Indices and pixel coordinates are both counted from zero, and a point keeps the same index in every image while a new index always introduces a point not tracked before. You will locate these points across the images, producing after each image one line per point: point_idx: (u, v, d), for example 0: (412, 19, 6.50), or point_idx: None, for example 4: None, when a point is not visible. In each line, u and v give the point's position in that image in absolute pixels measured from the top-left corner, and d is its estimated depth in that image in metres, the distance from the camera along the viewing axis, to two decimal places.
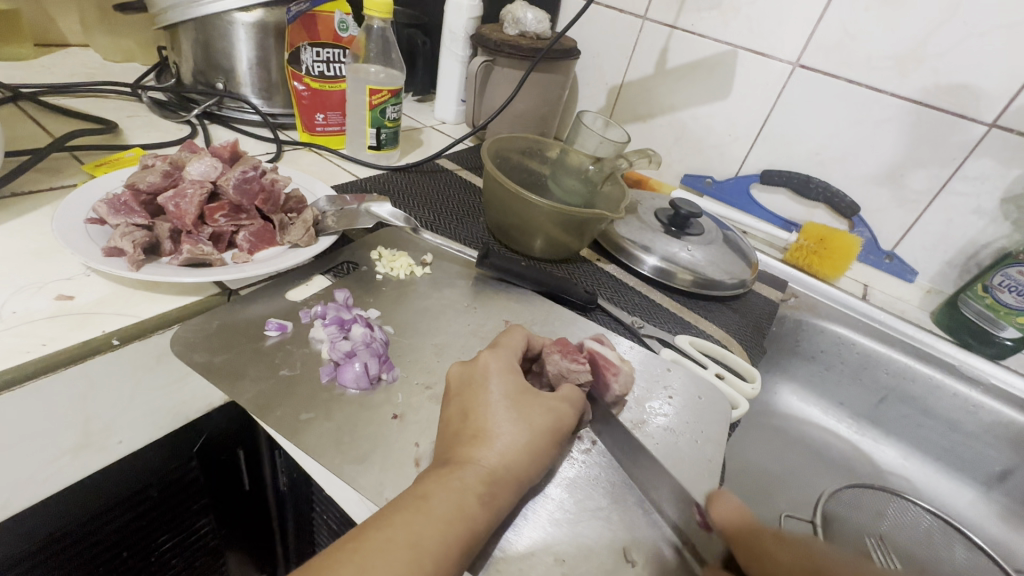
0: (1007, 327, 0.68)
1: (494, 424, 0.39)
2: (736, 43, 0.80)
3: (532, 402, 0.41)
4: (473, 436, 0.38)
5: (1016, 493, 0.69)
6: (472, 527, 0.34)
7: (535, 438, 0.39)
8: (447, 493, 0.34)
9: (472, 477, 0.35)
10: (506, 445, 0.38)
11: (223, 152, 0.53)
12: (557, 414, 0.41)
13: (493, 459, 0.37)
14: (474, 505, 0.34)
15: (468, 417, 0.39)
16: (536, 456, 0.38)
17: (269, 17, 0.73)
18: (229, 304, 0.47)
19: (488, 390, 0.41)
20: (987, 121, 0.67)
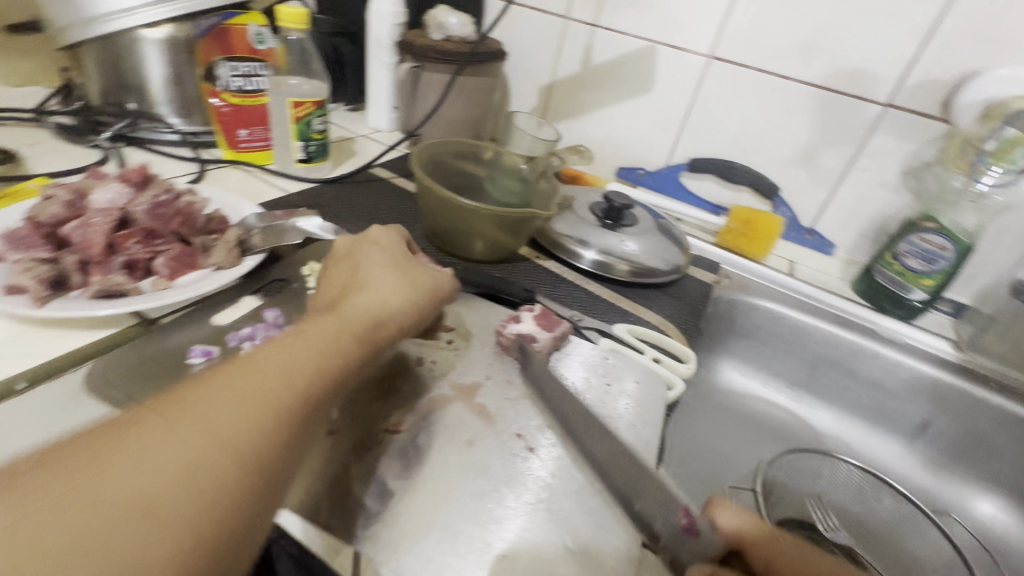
0: (915, 290, 0.74)
1: (371, 279, 0.43)
2: (654, 39, 0.83)
3: (398, 272, 0.45)
4: (350, 292, 0.42)
5: (936, 442, 0.75)
6: (347, 352, 0.37)
7: (410, 293, 0.43)
8: (319, 325, 0.38)
9: (349, 319, 0.39)
10: (383, 295, 0.42)
11: (133, 176, 0.50)
12: (423, 280, 0.46)
13: (368, 303, 0.41)
14: (348, 338, 0.38)
15: (348, 279, 0.44)
16: (411, 306, 0.43)
17: (180, 32, 0.70)
18: (150, 335, 0.45)
19: (365, 253, 0.46)
20: (883, 101, 0.73)
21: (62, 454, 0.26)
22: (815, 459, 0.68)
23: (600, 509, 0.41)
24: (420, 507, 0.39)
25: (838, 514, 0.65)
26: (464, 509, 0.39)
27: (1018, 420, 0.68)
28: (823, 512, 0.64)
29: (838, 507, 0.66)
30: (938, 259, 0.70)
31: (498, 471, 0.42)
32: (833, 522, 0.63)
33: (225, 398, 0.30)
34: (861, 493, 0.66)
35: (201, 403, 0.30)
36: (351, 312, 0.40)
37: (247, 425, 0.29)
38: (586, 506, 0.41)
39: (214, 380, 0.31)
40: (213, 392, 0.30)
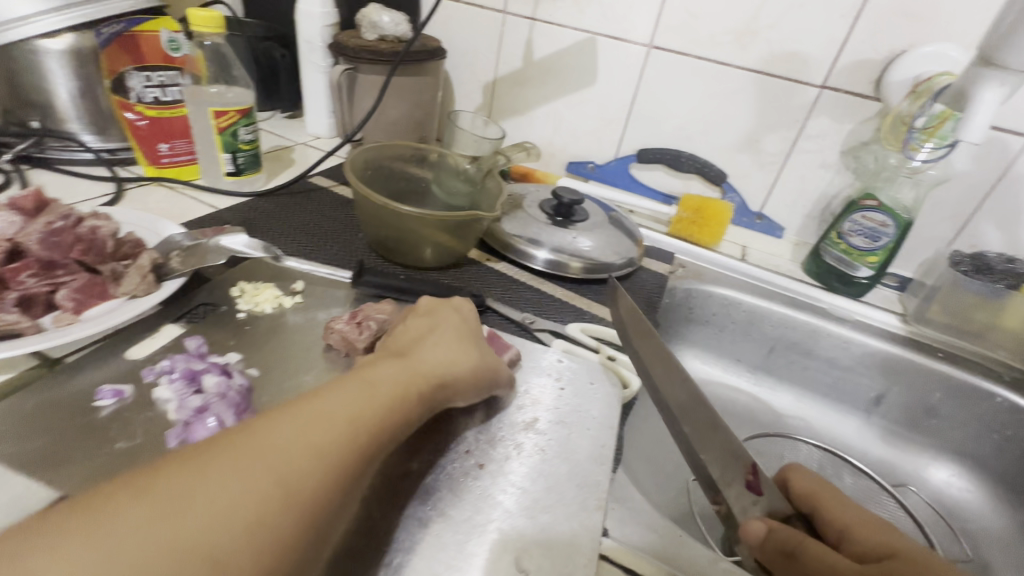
0: (860, 268, 0.75)
1: (443, 340, 0.41)
2: (594, 30, 0.82)
3: (466, 341, 0.43)
4: (424, 344, 0.40)
5: (891, 414, 0.77)
6: (411, 410, 0.34)
7: (476, 365, 0.41)
8: (393, 367, 0.35)
9: (418, 369, 0.36)
10: (452, 356, 0.40)
11: (25, 202, 0.46)
12: (490, 359, 0.43)
13: (437, 359, 0.38)
14: (417, 391, 0.35)
15: (425, 333, 0.42)
16: (469, 370, 0.40)
17: (83, 41, 0.65)
18: (52, 377, 0.40)
19: (441, 320, 0.44)
20: (819, 83, 0.73)
21: (126, 487, 0.25)
22: (775, 442, 0.70)
23: (560, 523, 0.39)
24: (361, 542, 0.36)
25: None
26: (406, 540, 0.36)
27: (964, 386, 0.70)
28: None
29: None
30: (880, 236, 0.72)
31: (446, 494, 0.40)
32: None
33: (281, 448, 0.27)
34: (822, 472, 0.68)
35: (260, 445, 0.27)
36: (423, 363, 0.37)
37: (309, 466, 0.27)
38: (535, 521, 0.39)
39: (286, 416, 0.29)
40: (273, 432, 0.28)
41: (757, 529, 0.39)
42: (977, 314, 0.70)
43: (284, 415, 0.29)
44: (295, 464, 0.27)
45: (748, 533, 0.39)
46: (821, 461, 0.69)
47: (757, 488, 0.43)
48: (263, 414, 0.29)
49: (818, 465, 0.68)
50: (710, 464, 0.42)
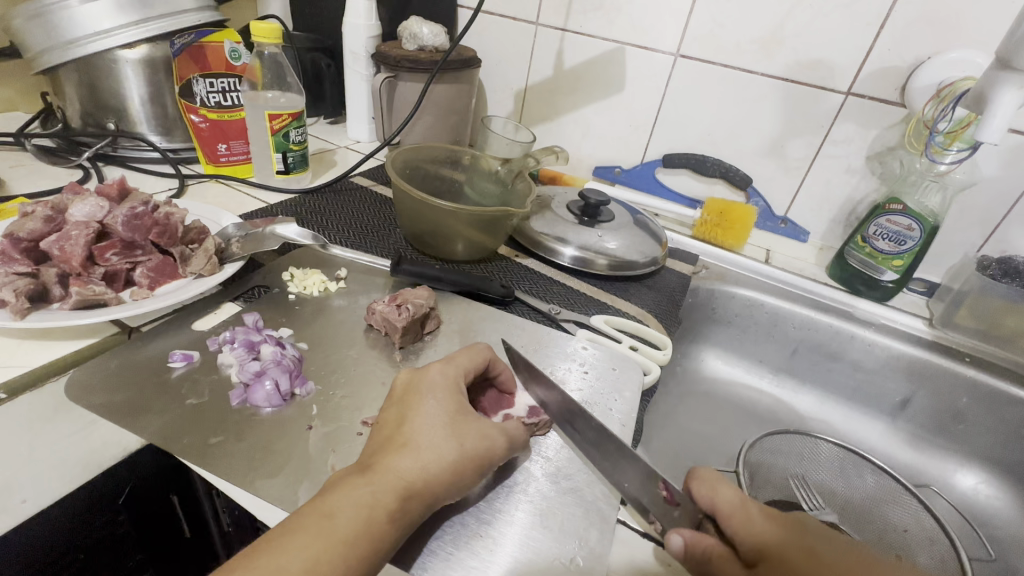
0: (886, 271, 0.75)
1: (420, 434, 0.38)
2: (622, 41, 0.86)
3: (464, 423, 0.40)
4: (396, 446, 0.37)
5: (917, 418, 0.76)
6: (374, 544, 0.32)
7: (456, 459, 0.37)
8: (353, 497, 0.33)
9: (383, 490, 0.34)
10: (428, 459, 0.37)
11: (111, 190, 0.52)
12: (489, 441, 0.40)
13: (408, 468, 0.36)
14: (381, 521, 0.33)
15: (400, 426, 0.39)
16: (461, 473, 0.37)
17: (156, 52, 0.71)
18: (130, 342, 0.46)
19: (421, 403, 0.40)
20: (844, 90, 0.75)
21: None
22: (796, 442, 0.69)
23: (574, 491, 0.42)
24: None
25: (820, 493, 0.67)
26: None
27: (991, 391, 0.69)
28: (807, 492, 0.66)
29: (820, 486, 0.67)
30: (906, 239, 0.72)
31: None
32: (816, 501, 0.65)
33: None
34: (841, 470, 0.68)
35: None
36: (394, 474, 0.35)
37: None
38: (562, 487, 0.42)
39: None
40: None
41: (676, 546, 0.36)
42: (1007, 319, 0.69)
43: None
44: None
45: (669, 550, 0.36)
46: (839, 457, 0.69)
47: (674, 501, 0.40)
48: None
49: (836, 462, 0.69)
50: (636, 490, 0.41)
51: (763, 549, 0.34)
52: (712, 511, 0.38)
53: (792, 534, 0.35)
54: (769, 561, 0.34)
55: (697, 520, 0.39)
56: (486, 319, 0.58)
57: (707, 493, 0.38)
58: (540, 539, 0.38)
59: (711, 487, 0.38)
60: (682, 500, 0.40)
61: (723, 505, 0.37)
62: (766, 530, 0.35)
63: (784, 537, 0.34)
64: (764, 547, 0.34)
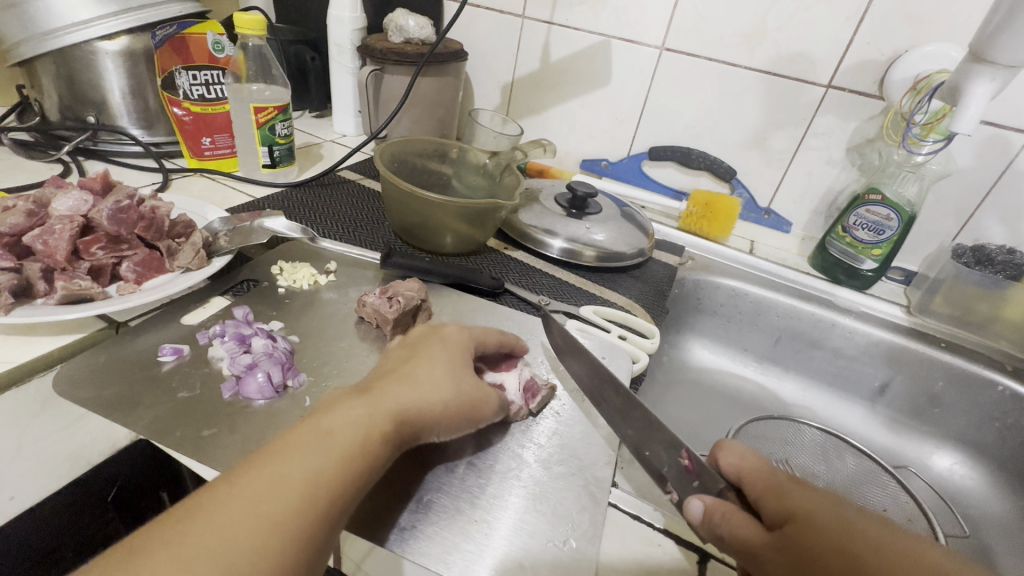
0: (866, 260, 0.77)
1: (419, 371, 0.39)
2: (608, 34, 0.86)
3: (463, 368, 0.42)
4: (397, 379, 0.38)
5: (895, 403, 0.79)
6: (369, 458, 0.33)
7: (452, 396, 0.39)
8: (353, 413, 0.34)
9: (380, 410, 0.35)
10: (426, 392, 0.38)
11: (94, 184, 0.51)
12: (483, 391, 0.41)
13: (404, 395, 0.37)
14: (376, 438, 0.34)
15: (401, 366, 0.40)
16: (453, 415, 0.39)
17: (137, 43, 0.70)
18: (118, 338, 0.46)
19: (419, 348, 0.42)
20: (825, 83, 0.76)
21: (148, 533, 0.28)
22: (779, 428, 0.72)
23: (564, 477, 0.43)
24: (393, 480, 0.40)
25: (804, 475, 0.68)
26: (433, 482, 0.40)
27: (966, 375, 0.72)
28: (790, 474, 0.67)
29: (804, 469, 0.69)
30: (884, 229, 0.74)
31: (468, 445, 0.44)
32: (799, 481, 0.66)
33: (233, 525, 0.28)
34: (824, 455, 0.71)
35: (213, 520, 0.28)
36: (391, 400, 0.36)
37: (287, 510, 0.29)
38: (554, 472, 0.43)
39: (239, 480, 0.30)
40: (230, 501, 0.29)
41: (694, 510, 0.37)
42: (980, 305, 0.72)
43: (239, 488, 0.29)
44: (240, 540, 0.27)
45: (689, 513, 0.37)
46: (823, 444, 0.71)
47: (695, 471, 0.41)
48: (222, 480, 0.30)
49: (820, 448, 0.71)
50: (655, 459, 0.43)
51: (789, 507, 0.35)
52: (739, 479, 0.39)
53: (815, 494, 0.35)
54: (796, 518, 0.34)
55: (717, 490, 0.39)
56: (477, 310, 0.59)
57: (735, 461, 0.39)
58: (533, 523, 0.39)
59: (741, 454, 0.40)
60: (702, 471, 0.40)
61: (750, 472, 0.38)
62: (790, 492, 0.36)
63: (810, 497, 0.35)
64: (787, 505, 0.35)
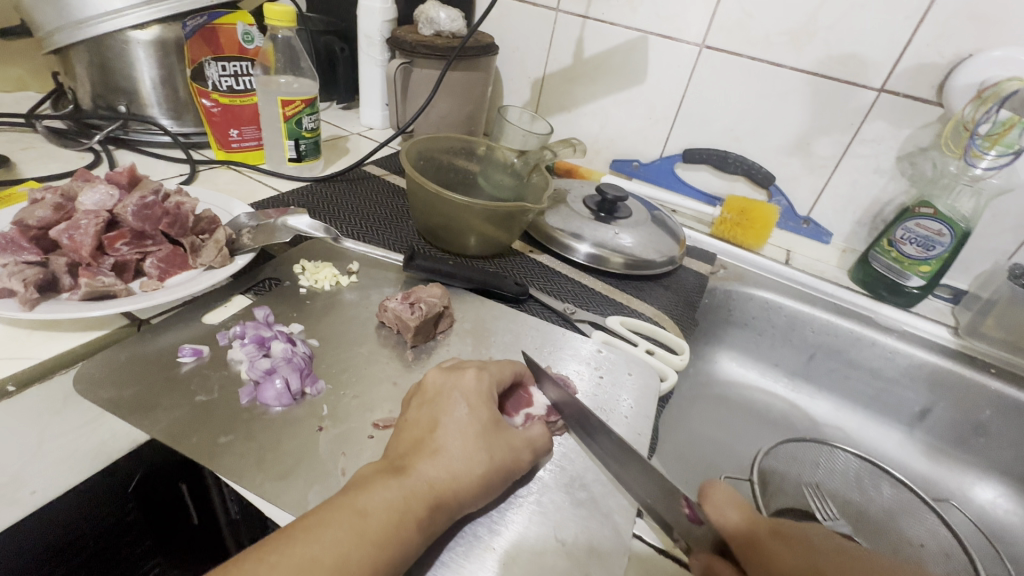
0: (912, 277, 0.73)
1: (450, 442, 0.38)
2: (645, 30, 0.83)
3: (497, 434, 0.40)
4: (428, 450, 0.37)
5: (936, 429, 0.75)
6: (401, 547, 0.32)
7: (485, 471, 0.37)
8: (386, 495, 0.33)
9: (414, 493, 0.34)
10: (458, 468, 0.36)
11: (121, 178, 0.51)
12: (518, 454, 0.39)
13: (437, 474, 0.36)
14: (410, 525, 0.33)
15: (431, 431, 0.38)
16: (486, 488, 0.37)
17: (168, 33, 0.70)
18: (140, 335, 0.45)
19: (453, 406, 0.40)
20: (877, 87, 0.72)
21: None
22: (812, 450, 0.68)
23: (586, 504, 0.41)
24: None
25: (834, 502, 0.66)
26: None
27: (1017, 405, 0.67)
28: (820, 500, 0.65)
29: (834, 496, 0.67)
30: (935, 245, 0.70)
31: None
32: (831, 510, 0.64)
33: None
34: (858, 482, 0.67)
35: None
36: (423, 482, 0.35)
37: None
38: (576, 498, 0.41)
39: (273, 559, 0.29)
40: None
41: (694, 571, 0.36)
42: None
43: (270, 566, 0.28)
44: None
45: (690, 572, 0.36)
46: (859, 471, 0.68)
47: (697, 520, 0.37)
48: (253, 558, 0.29)
49: (855, 475, 0.68)
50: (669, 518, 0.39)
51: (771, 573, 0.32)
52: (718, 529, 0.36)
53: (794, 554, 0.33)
54: None
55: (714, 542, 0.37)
56: (500, 317, 0.57)
57: (714, 511, 0.36)
58: (553, 553, 0.37)
59: (725, 497, 0.37)
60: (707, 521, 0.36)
61: (732, 526, 0.36)
62: (773, 554, 0.33)
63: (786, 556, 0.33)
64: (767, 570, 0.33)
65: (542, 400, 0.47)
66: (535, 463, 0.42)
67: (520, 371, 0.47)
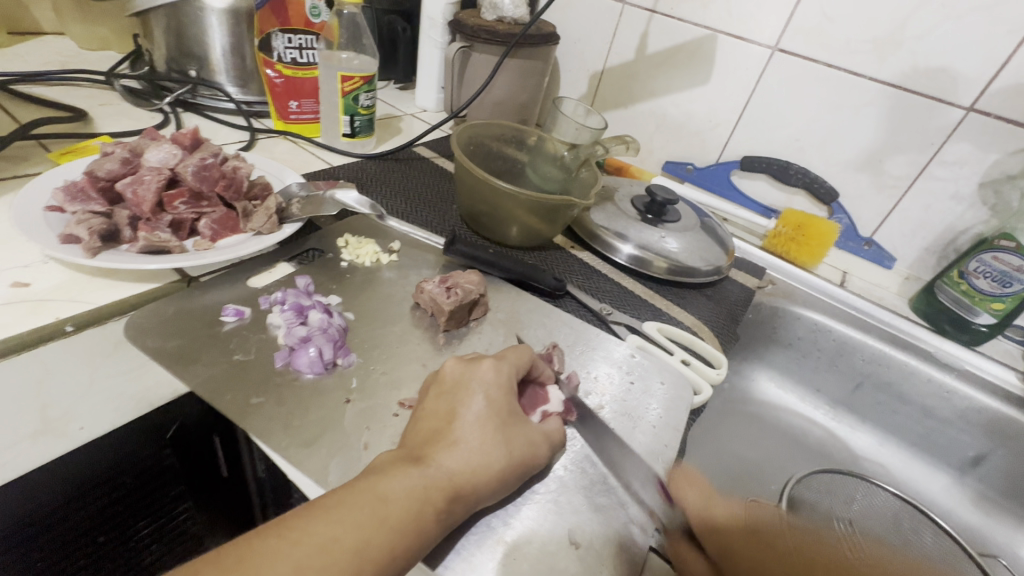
0: (982, 313, 0.68)
1: (468, 434, 0.37)
2: (715, 28, 0.79)
3: (515, 430, 0.39)
4: (445, 441, 0.37)
5: (989, 479, 0.69)
6: (418, 535, 0.32)
7: (504, 466, 0.37)
8: (406, 483, 0.33)
9: (434, 483, 0.34)
10: (476, 461, 0.36)
11: (184, 139, 0.53)
12: (535, 451, 0.39)
13: (456, 465, 0.36)
14: (428, 514, 0.33)
15: (449, 421, 0.38)
16: (503, 483, 0.37)
17: (241, 3, 0.72)
18: (188, 291, 0.47)
19: (472, 399, 0.39)
20: (965, 105, 0.66)
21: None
22: (848, 483, 0.65)
23: (603, 509, 0.40)
24: None
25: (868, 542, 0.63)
26: None
27: None
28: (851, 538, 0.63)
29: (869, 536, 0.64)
30: (1011, 282, 0.64)
31: None
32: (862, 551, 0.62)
33: None
34: (895, 525, 0.64)
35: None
36: (443, 473, 0.35)
37: None
38: (594, 503, 0.40)
39: (296, 537, 0.29)
40: (279, 558, 0.28)
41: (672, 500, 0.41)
42: None
43: (293, 544, 0.29)
44: None
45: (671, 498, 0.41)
46: (897, 513, 0.64)
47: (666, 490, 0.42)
48: (274, 536, 0.29)
49: (892, 517, 0.64)
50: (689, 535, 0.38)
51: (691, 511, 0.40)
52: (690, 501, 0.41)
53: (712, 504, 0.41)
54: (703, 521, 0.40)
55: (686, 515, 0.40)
56: (534, 310, 0.56)
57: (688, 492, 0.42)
58: (566, 557, 0.37)
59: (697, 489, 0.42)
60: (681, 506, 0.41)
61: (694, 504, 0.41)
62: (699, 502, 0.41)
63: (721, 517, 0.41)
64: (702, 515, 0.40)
65: (557, 398, 0.46)
66: (550, 459, 0.42)
67: (537, 362, 0.46)
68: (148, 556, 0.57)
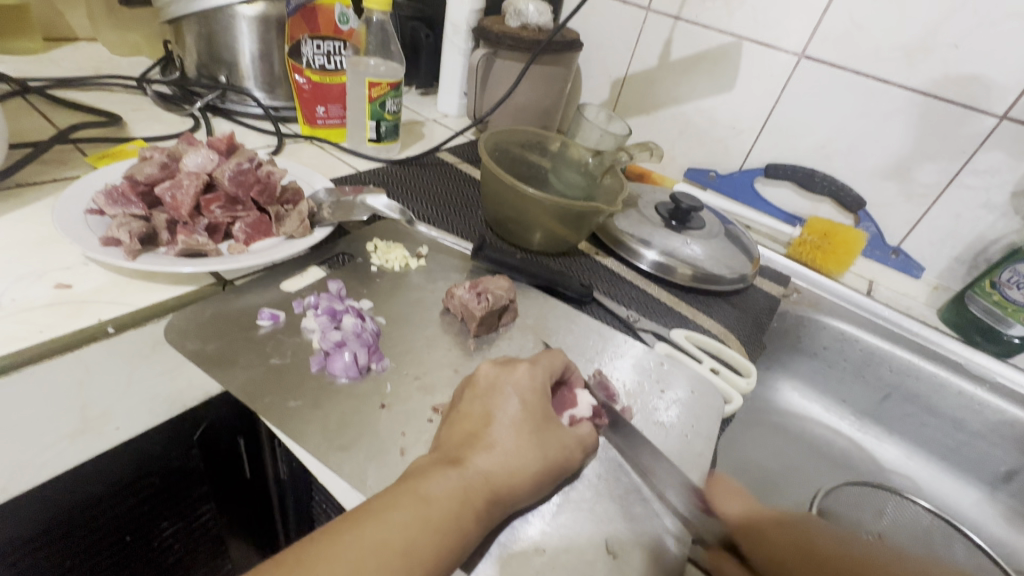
0: (1015, 325, 0.67)
1: (504, 437, 0.37)
2: (741, 35, 0.79)
3: (549, 433, 0.39)
4: (482, 443, 0.37)
5: (1022, 495, 0.68)
6: (461, 536, 0.32)
7: (539, 469, 0.37)
8: (446, 486, 0.33)
9: (473, 486, 0.34)
10: (513, 463, 0.36)
11: (220, 144, 0.54)
12: (570, 455, 0.39)
13: (493, 468, 0.36)
14: (469, 517, 0.33)
15: (485, 424, 0.38)
16: (539, 486, 0.37)
17: (271, 10, 0.73)
18: (224, 294, 0.48)
19: (507, 402, 0.39)
20: (998, 113, 0.65)
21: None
22: (876, 495, 0.64)
23: (638, 518, 0.40)
24: None
25: None
26: None
27: None
28: None
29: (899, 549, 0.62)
30: None
31: None
32: None
33: None
34: (927, 539, 0.63)
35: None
36: (481, 475, 0.35)
37: None
38: (629, 512, 0.40)
39: (345, 539, 0.30)
40: (330, 561, 0.29)
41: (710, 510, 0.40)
42: None
43: (342, 547, 0.29)
44: None
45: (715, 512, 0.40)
46: (929, 527, 0.63)
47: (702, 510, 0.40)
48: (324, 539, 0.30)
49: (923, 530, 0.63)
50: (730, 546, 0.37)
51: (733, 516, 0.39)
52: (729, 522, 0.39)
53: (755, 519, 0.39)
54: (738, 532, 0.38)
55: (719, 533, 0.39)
56: (562, 317, 0.56)
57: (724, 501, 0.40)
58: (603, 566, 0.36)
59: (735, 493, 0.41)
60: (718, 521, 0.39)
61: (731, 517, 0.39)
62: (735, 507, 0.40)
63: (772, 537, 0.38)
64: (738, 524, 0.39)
65: (586, 401, 0.45)
66: (585, 464, 0.41)
67: (570, 368, 0.45)
68: (169, 555, 0.57)
